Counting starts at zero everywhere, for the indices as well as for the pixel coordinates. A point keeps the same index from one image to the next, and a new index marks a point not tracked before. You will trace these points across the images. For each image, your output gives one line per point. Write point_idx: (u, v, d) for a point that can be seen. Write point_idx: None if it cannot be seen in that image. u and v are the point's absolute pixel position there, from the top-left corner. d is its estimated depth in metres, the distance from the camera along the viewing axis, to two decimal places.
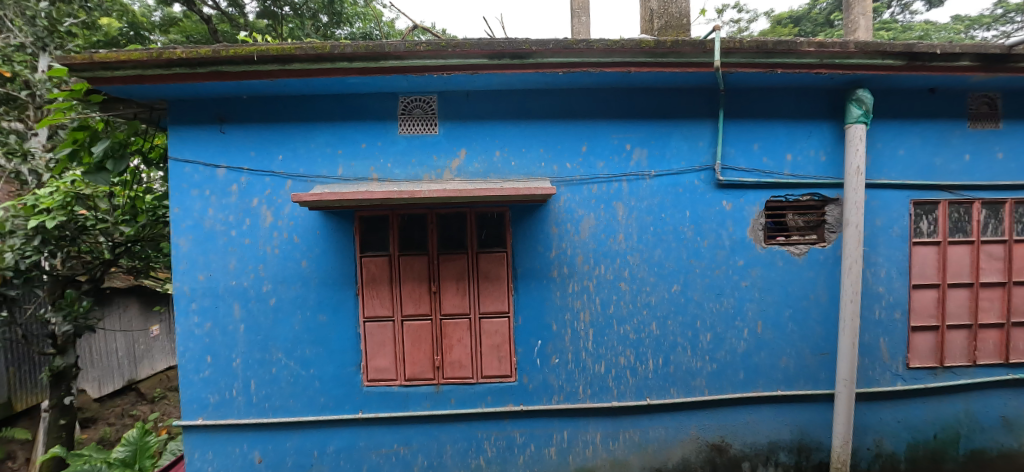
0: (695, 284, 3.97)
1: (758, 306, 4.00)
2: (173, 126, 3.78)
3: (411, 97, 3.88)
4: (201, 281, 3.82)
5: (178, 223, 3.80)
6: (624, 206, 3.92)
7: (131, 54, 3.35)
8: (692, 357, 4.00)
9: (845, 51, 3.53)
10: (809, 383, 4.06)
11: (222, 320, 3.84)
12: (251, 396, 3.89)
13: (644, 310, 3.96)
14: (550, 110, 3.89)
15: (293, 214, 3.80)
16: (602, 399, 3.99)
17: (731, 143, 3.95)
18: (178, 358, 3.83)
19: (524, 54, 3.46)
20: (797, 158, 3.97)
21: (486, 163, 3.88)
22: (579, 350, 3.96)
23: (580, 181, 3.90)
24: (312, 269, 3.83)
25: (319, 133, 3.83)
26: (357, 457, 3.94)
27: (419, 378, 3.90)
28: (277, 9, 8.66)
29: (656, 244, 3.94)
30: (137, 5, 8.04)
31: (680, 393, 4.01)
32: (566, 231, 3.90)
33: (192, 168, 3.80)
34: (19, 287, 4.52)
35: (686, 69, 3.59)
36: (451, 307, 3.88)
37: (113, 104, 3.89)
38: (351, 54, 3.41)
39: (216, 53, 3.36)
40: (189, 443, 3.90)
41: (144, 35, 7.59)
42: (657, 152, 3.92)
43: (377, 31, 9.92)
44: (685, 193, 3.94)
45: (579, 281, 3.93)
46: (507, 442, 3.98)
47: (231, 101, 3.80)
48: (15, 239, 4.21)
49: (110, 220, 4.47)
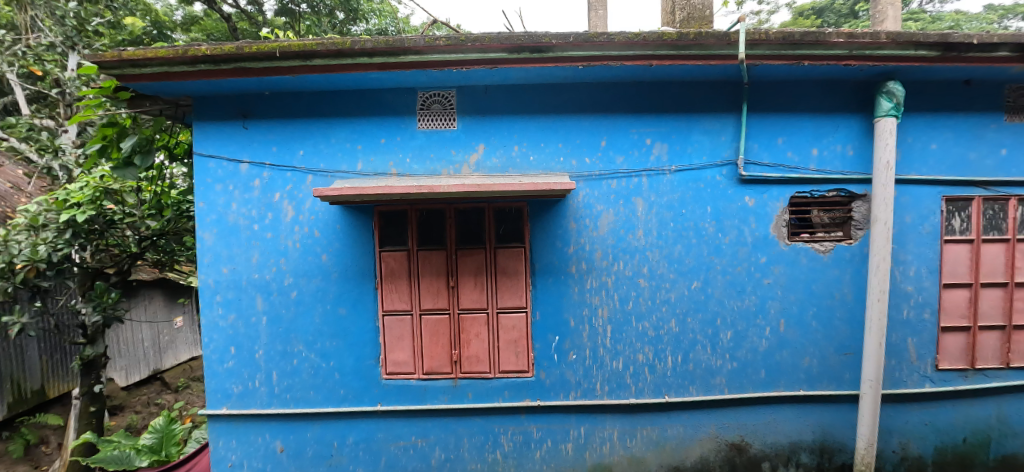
0: (715, 281, 3.90)
1: (781, 304, 3.92)
2: (198, 122, 3.85)
3: (431, 92, 3.87)
4: (225, 274, 3.90)
5: (202, 217, 3.88)
6: (644, 201, 3.87)
7: (158, 51, 3.42)
8: (712, 355, 3.94)
9: (876, 42, 3.43)
10: (833, 384, 3.97)
11: (246, 312, 3.91)
12: (274, 387, 3.96)
13: (663, 307, 3.92)
14: (569, 104, 3.85)
15: (315, 208, 3.85)
16: (620, 396, 3.96)
17: (756, 138, 3.86)
18: (203, 349, 3.93)
19: (543, 48, 3.43)
20: (823, 152, 3.87)
21: (505, 158, 3.87)
22: (597, 346, 3.94)
23: (599, 176, 3.86)
24: (332, 262, 3.88)
25: (338, 129, 3.86)
26: (376, 448, 3.99)
27: (437, 372, 3.92)
28: (294, 6, 8.77)
29: (676, 240, 3.88)
30: (160, 5, 8.31)
31: (700, 392, 3.95)
32: (585, 226, 3.87)
33: (216, 163, 3.87)
34: (52, 279, 4.61)
35: (709, 61, 3.52)
36: (469, 302, 3.89)
37: (141, 101, 4.00)
38: (371, 49, 3.41)
39: (240, 50, 3.41)
40: (214, 431, 4.00)
41: (166, 33, 7.80)
42: (679, 147, 3.86)
43: (392, 28, 10.08)
44: (707, 188, 3.87)
45: (598, 277, 3.90)
46: (523, 437, 3.98)
47: (253, 97, 3.85)
48: (48, 233, 4.34)
49: (137, 214, 4.63)
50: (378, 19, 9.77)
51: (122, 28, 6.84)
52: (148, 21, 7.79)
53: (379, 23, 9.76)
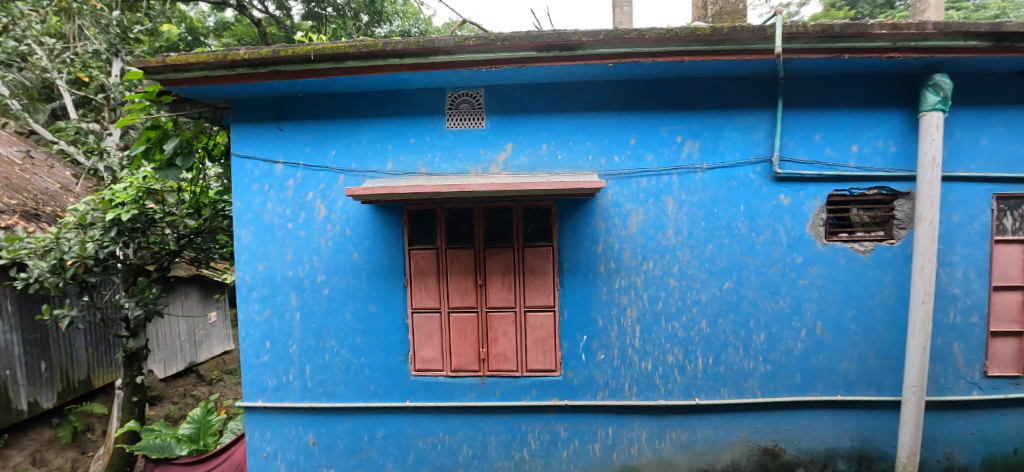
0: (748, 281, 3.81)
1: (817, 306, 3.80)
2: (236, 124, 3.98)
3: (460, 91, 3.89)
4: (260, 271, 4.03)
5: (240, 216, 4.01)
6: (674, 200, 3.81)
7: (199, 56, 3.55)
8: (744, 358, 3.85)
9: (922, 33, 3.29)
10: (872, 389, 3.82)
11: (281, 308, 4.03)
12: (306, 381, 4.06)
13: (693, 307, 3.85)
14: (598, 102, 3.82)
15: (346, 208, 3.93)
16: (649, 397, 3.91)
17: (791, 134, 3.76)
18: (240, 343, 4.08)
19: (573, 46, 3.41)
20: (864, 149, 3.73)
21: (533, 157, 3.87)
22: (625, 346, 3.90)
23: (628, 174, 3.82)
24: (363, 260, 3.95)
25: (369, 129, 3.93)
26: (404, 443, 4.05)
27: (465, 369, 3.96)
28: (320, 10, 9.01)
29: (708, 240, 3.81)
30: (194, 12, 8.71)
31: (731, 394, 3.87)
32: (613, 225, 3.84)
33: (253, 164, 3.99)
34: (97, 274, 4.86)
35: (744, 56, 3.43)
36: (496, 300, 3.90)
37: (181, 105, 4.15)
38: (402, 50, 3.46)
39: (276, 53, 3.50)
40: (251, 423, 4.14)
41: (201, 40, 8.34)
42: (710, 144, 3.78)
43: (415, 29, 10.22)
44: (740, 186, 3.79)
45: (627, 276, 3.86)
46: (550, 436, 3.98)
47: (288, 99, 3.96)
48: (95, 231, 4.58)
49: (177, 213, 4.79)
50: (402, 21, 9.94)
51: (160, 35, 7.19)
52: (184, 28, 8.12)
53: (402, 24, 9.92)
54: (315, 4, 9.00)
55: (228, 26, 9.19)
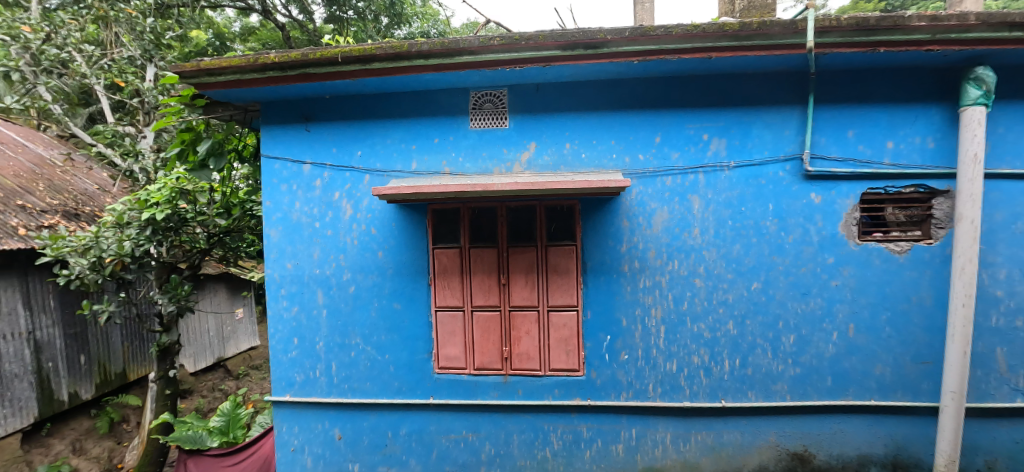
0: (777, 282, 3.72)
1: (850, 308, 3.69)
2: (266, 126, 4.09)
3: (483, 91, 3.91)
4: (289, 269, 4.13)
5: (269, 215, 4.12)
6: (700, 199, 3.75)
7: (231, 60, 3.65)
8: (773, 360, 3.76)
9: (964, 24, 3.17)
10: (908, 394, 3.69)
11: (308, 305, 4.12)
12: (333, 377, 4.14)
13: (720, 308, 3.78)
14: (623, 100, 3.78)
15: (371, 207, 3.99)
16: (673, 399, 3.86)
17: (823, 130, 3.66)
18: (270, 339, 4.18)
19: (597, 44, 3.39)
20: (900, 145, 3.60)
21: (557, 156, 3.86)
22: (649, 347, 3.86)
23: (653, 173, 3.77)
24: (388, 259, 4.00)
25: (394, 130, 3.98)
26: (428, 440, 4.09)
27: (488, 368, 3.97)
28: (342, 14, 9.17)
29: (735, 239, 3.74)
30: (221, 18, 9.32)
31: (759, 397, 3.79)
32: (637, 224, 3.80)
33: (282, 165, 4.09)
34: (134, 272, 4.96)
35: (773, 51, 3.36)
36: (520, 299, 3.90)
37: (214, 108, 4.30)
38: (427, 51, 3.49)
39: (304, 57, 3.58)
40: (280, 416, 4.24)
41: (227, 45, 8.85)
42: (738, 141, 3.71)
43: (435, 31, 10.33)
44: (769, 185, 3.70)
45: (651, 276, 3.82)
46: (573, 436, 3.96)
47: (315, 101, 4.04)
48: (132, 230, 4.76)
49: (208, 213, 4.92)
50: (421, 23, 10.09)
51: (189, 41, 7.68)
52: (211, 34, 8.70)
53: (421, 26, 10.07)
54: (337, 8, 9.14)
55: (253, 31, 9.63)
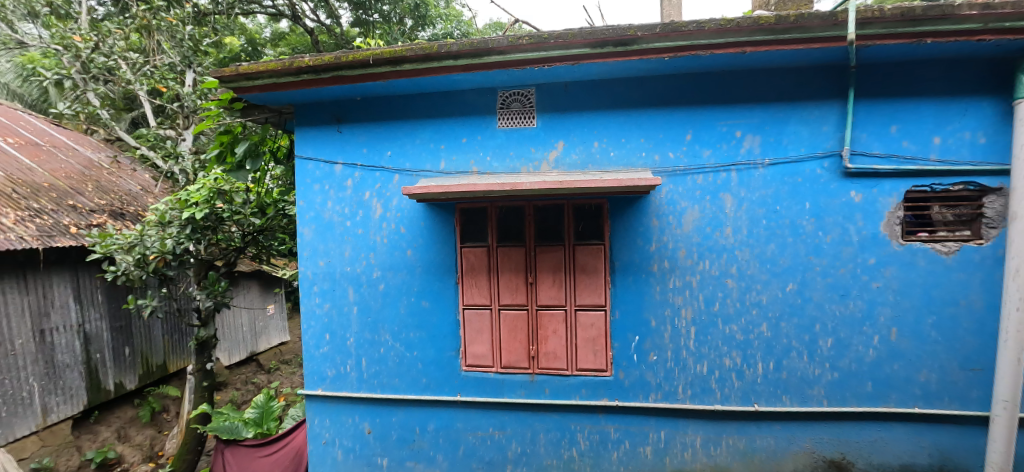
0: (814, 283, 3.60)
1: (892, 311, 3.54)
2: (301, 127, 4.20)
3: (511, 91, 3.91)
4: (321, 267, 4.23)
5: (303, 215, 4.23)
6: (733, 197, 3.67)
7: (268, 64, 3.75)
8: (809, 364, 3.65)
9: (1020, 12, 2.99)
10: (955, 402, 3.52)
11: (340, 302, 4.21)
12: (363, 372, 4.22)
13: (753, 310, 3.68)
14: (653, 98, 3.72)
15: (401, 206, 4.04)
16: (704, 401, 3.78)
17: (863, 126, 3.52)
18: (303, 334, 4.30)
19: (628, 41, 3.34)
20: (948, 141, 3.43)
21: (585, 154, 3.83)
22: (679, 348, 3.79)
23: (684, 171, 3.70)
24: (416, 257, 4.06)
25: (423, 130, 4.02)
26: (455, 437, 4.12)
27: (515, 366, 3.98)
28: (367, 17, 9.63)
29: (769, 239, 3.64)
30: (255, 25, 9.98)
31: (794, 402, 3.68)
32: (667, 223, 3.74)
33: (315, 165, 4.20)
34: (175, 268, 5.18)
35: (811, 45, 3.24)
36: (547, 298, 3.90)
37: (251, 111, 4.42)
38: (457, 52, 3.52)
39: (338, 59, 3.65)
40: (312, 409, 4.36)
41: (258, 50, 9.38)
42: (773, 138, 3.60)
43: (458, 32, 10.50)
44: (805, 183, 3.59)
45: (681, 276, 3.75)
46: (600, 436, 3.93)
47: (347, 103, 4.13)
48: (173, 228, 4.98)
49: (243, 212, 5.10)
50: (445, 24, 10.33)
51: (224, 47, 8.12)
52: (244, 41, 9.19)
53: (445, 28, 10.31)
54: (362, 11, 9.61)
55: (283, 36, 10.19)
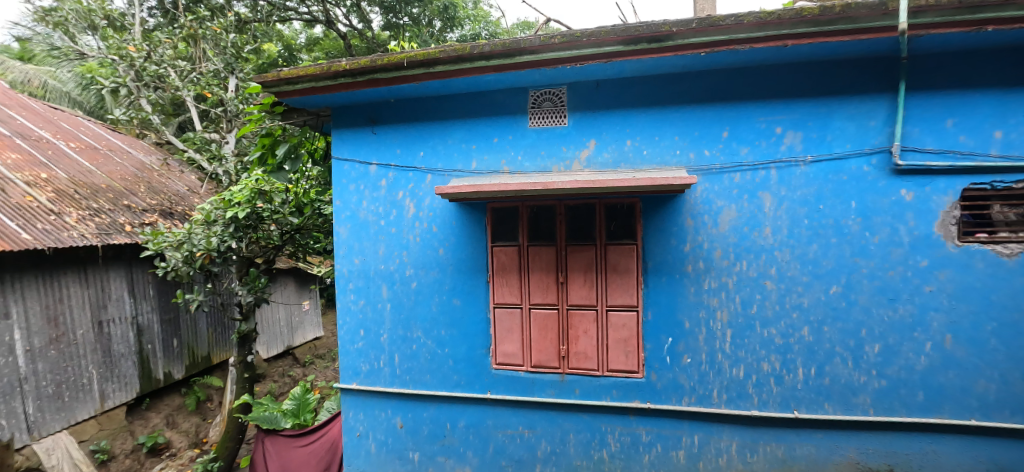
0: (860, 286, 3.44)
1: (947, 317, 3.34)
2: (337, 129, 4.32)
3: (542, 91, 3.90)
4: (356, 265, 4.34)
5: (339, 214, 4.35)
6: (772, 196, 3.54)
7: (307, 69, 3.86)
8: (854, 370, 3.49)
9: None
10: (1016, 415, 3.29)
11: (374, 299, 4.31)
12: (395, 368, 4.31)
13: (793, 313, 3.55)
14: (688, 95, 3.63)
15: (433, 205, 4.09)
16: (740, 406, 3.67)
17: (916, 120, 3.33)
18: (339, 330, 4.43)
19: (662, 37, 3.27)
20: (1011, 135, 3.20)
21: (617, 153, 3.78)
22: (714, 351, 3.69)
23: (720, 169, 3.60)
24: (448, 256, 4.10)
25: (455, 130, 4.06)
26: (485, 434, 4.15)
27: (545, 366, 3.97)
28: (397, 20, 10.01)
29: (811, 239, 3.49)
30: (292, 31, 10.40)
31: (838, 410, 3.52)
32: (702, 223, 3.65)
33: (350, 166, 4.30)
34: (219, 265, 5.41)
35: (859, 36, 3.09)
36: (578, 298, 3.86)
37: (290, 114, 4.58)
38: (488, 52, 3.53)
39: (373, 63, 3.72)
40: (347, 403, 4.49)
41: (295, 55, 9.73)
42: (816, 135, 3.46)
43: (485, 32, 10.71)
44: (851, 181, 3.43)
45: (717, 277, 3.65)
46: (631, 439, 3.86)
47: (381, 105, 4.22)
48: (218, 227, 5.19)
49: (282, 211, 5.27)
50: (472, 25, 10.61)
51: (262, 53, 8.44)
52: (281, 47, 9.61)
53: (472, 28, 10.58)
54: (392, 15, 9.99)
55: (317, 40, 10.61)
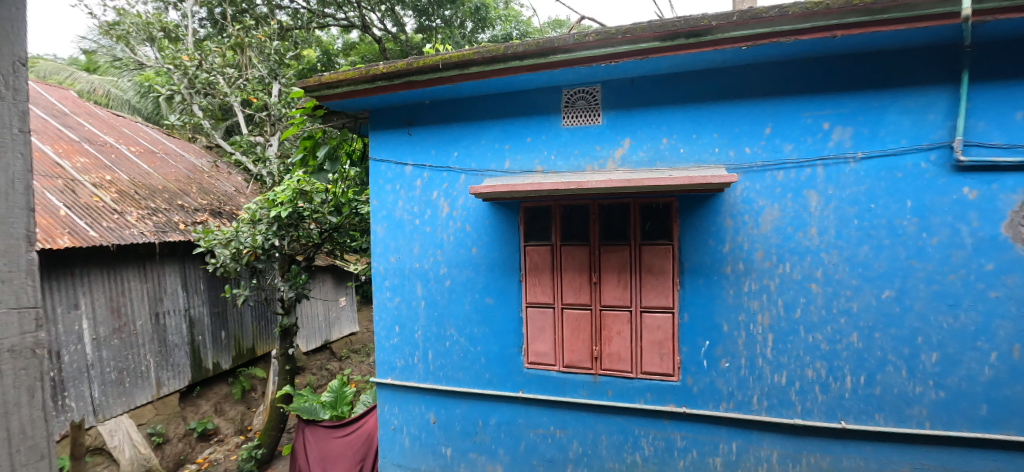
0: (916, 290, 3.23)
1: (1015, 326, 3.09)
2: (375, 131, 4.41)
3: (576, 89, 3.85)
4: (392, 263, 4.42)
5: (376, 213, 4.44)
6: (819, 195, 3.38)
7: (346, 73, 3.95)
8: (908, 380, 3.28)
9: None
10: None
11: (409, 296, 4.38)
12: (429, 364, 4.37)
13: (841, 318, 3.38)
14: (728, 90, 3.50)
15: (466, 205, 4.12)
16: (782, 414, 3.52)
17: (981, 113, 3.09)
18: (375, 326, 4.53)
19: (701, 32, 3.16)
20: None
21: (652, 151, 3.68)
22: (754, 356, 3.56)
23: (762, 167, 3.47)
24: (481, 255, 4.12)
25: (488, 130, 4.07)
26: (516, 432, 4.15)
27: (577, 366, 3.93)
28: (430, 23, 10.13)
29: (862, 241, 3.31)
30: (330, 37, 10.71)
31: (889, 422, 3.32)
32: (742, 223, 3.52)
33: (387, 166, 4.39)
34: (264, 261, 5.64)
35: (916, 24, 2.89)
36: (611, 299, 3.80)
37: (330, 117, 4.67)
38: (522, 52, 3.50)
39: (409, 65, 3.76)
40: (383, 397, 4.60)
41: (333, 60, 10.02)
42: (867, 130, 3.27)
43: (517, 31, 10.72)
44: (906, 179, 3.22)
45: (757, 279, 3.52)
46: (666, 443, 3.77)
47: (417, 106, 4.28)
48: (263, 225, 5.41)
49: (321, 211, 5.40)
50: (503, 25, 10.66)
51: (302, 58, 8.81)
52: (320, 52, 9.90)
53: (503, 28, 10.62)
54: (425, 18, 10.13)
55: (353, 45, 10.88)
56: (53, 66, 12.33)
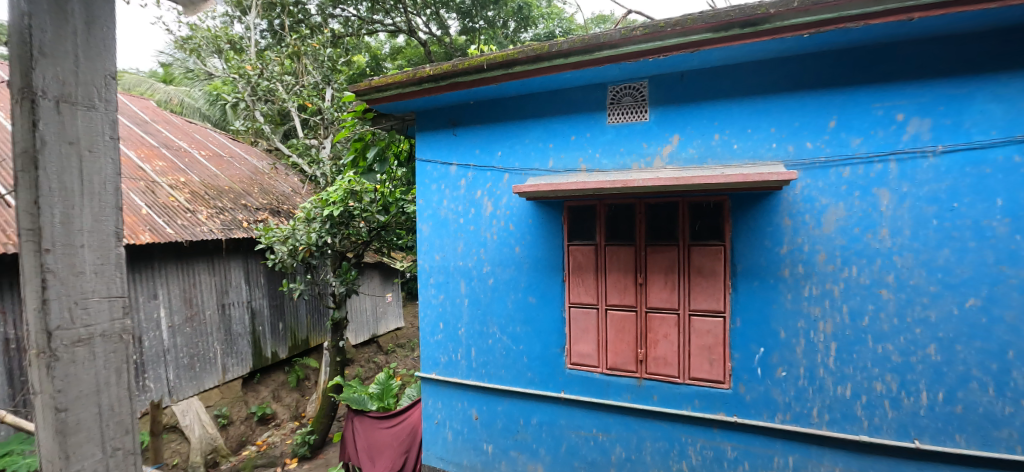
0: (1005, 299, 2.93)
1: None
2: (421, 131, 4.49)
3: (622, 85, 3.75)
4: (437, 261, 4.49)
5: (422, 212, 4.52)
6: (891, 193, 3.13)
7: (395, 76, 4.03)
8: (995, 398, 2.98)
9: None
10: None
11: (453, 294, 4.43)
12: (472, 361, 4.40)
13: (915, 328, 3.11)
14: (787, 82, 3.31)
15: (510, 204, 4.11)
16: (845, 429, 3.29)
17: None
18: (421, 322, 4.62)
19: (758, 21, 2.99)
20: None
21: (703, 148, 3.54)
22: (815, 366, 3.34)
23: (826, 163, 3.25)
24: (524, 254, 4.10)
25: (532, 129, 4.04)
26: (558, 433, 4.11)
27: (621, 368, 3.84)
28: (473, 24, 10.22)
29: (941, 243, 3.04)
30: (378, 43, 11.04)
31: (972, 444, 3.02)
32: (803, 223, 3.32)
33: (432, 167, 4.45)
34: (317, 258, 5.87)
35: (1007, 3, 2.61)
36: (658, 301, 3.68)
37: (379, 119, 4.78)
38: (568, 50, 3.45)
39: (455, 67, 3.79)
40: (427, 391, 4.68)
41: (381, 64, 10.31)
42: (949, 121, 2.99)
43: (559, 30, 10.67)
44: (995, 175, 2.93)
45: (819, 283, 3.30)
46: (714, 453, 3.62)
47: (461, 107, 4.32)
48: (317, 223, 5.64)
49: (370, 210, 5.54)
50: (545, 24, 10.66)
51: (353, 64, 9.14)
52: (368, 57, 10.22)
53: (545, 27, 10.61)
54: (468, 20, 10.22)
55: (400, 49, 11.16)
56: (134, 78, 13.38)
